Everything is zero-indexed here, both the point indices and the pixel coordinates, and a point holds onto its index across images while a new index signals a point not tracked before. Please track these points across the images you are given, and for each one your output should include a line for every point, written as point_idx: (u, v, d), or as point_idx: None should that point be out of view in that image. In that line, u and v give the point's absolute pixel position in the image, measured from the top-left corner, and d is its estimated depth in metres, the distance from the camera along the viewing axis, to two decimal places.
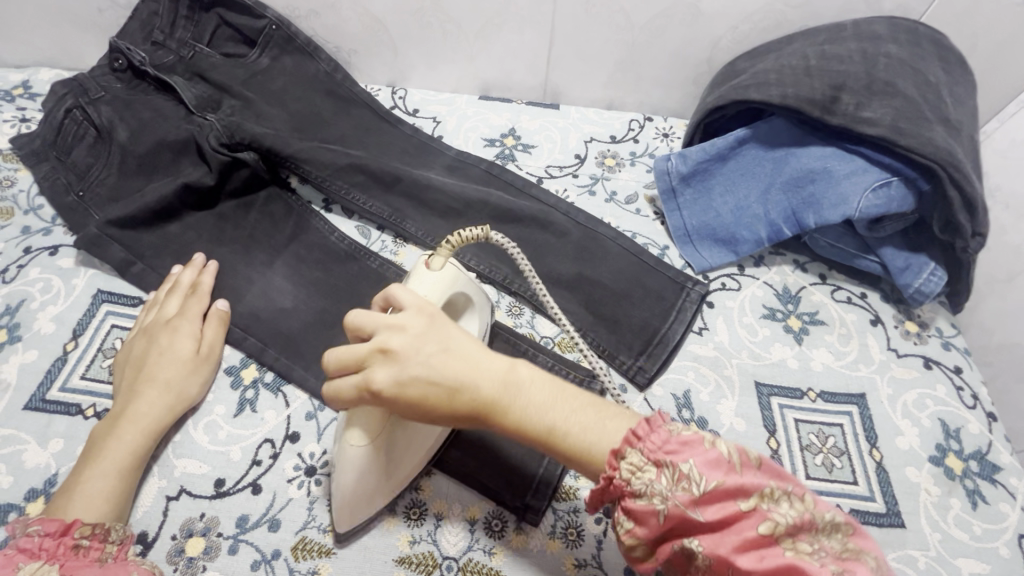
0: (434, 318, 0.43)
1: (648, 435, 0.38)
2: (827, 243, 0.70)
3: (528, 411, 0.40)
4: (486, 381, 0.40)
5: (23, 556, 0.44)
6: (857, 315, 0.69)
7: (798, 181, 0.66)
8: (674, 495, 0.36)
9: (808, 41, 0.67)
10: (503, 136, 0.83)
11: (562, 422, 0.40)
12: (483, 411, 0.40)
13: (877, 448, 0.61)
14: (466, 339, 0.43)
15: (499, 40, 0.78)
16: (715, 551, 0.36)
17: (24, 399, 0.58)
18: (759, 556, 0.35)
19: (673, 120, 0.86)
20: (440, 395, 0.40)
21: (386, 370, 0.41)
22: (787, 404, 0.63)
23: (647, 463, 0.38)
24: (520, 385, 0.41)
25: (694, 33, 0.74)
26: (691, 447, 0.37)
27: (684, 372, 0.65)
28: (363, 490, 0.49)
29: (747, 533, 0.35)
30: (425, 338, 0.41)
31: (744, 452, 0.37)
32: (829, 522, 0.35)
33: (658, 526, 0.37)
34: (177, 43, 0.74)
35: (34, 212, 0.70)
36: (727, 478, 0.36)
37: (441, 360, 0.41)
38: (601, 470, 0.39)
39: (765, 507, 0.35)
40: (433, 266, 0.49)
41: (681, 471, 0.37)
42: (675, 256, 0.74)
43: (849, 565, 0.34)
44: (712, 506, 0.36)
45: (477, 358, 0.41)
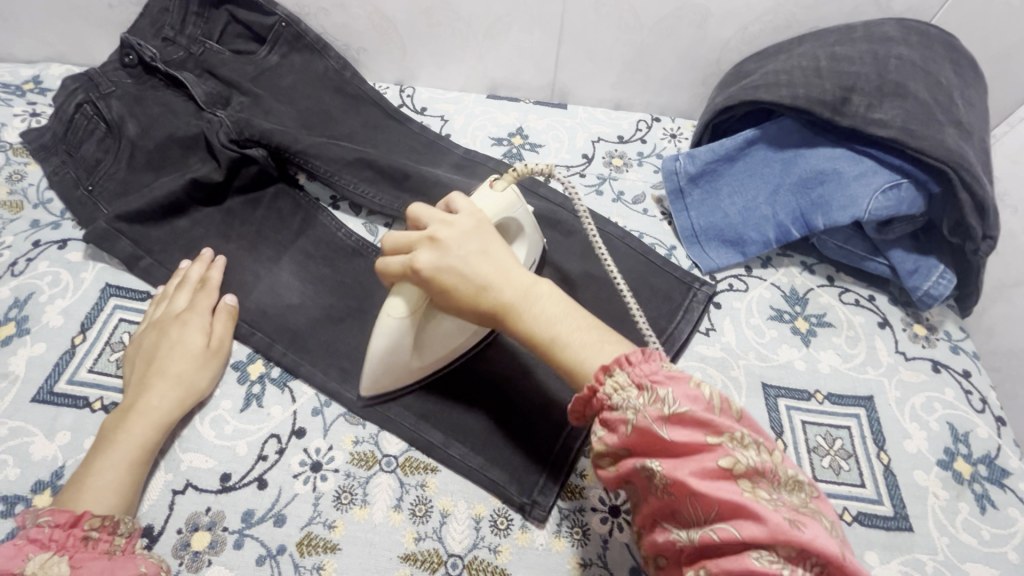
0: (482, 225, 0.50)
1: (640, 361, 0.40)
2: (836, 245, 0.69)
3: (536, 319, 0.45)
4: (509, 287, 0.47)
5: (34, 547, 0.45)
6: (864, 317, 0.69)
7: (807, 182, 0.66)
8: (647, 411, 0.38)
9: (817, 43, 0.67)
10: (510, 135, 0.83)
11: (564, 335, 0.44)
12: (499, 312, 0.47)
13: (885, 451, 0.60)
14: (504, 251, 0.49)
15: (509, 39, 0.78)
16: (673, 473, 0.37)
17: (32, 391, 0.58)
18: (715, 488, 0.36)
19: (681, 121, 0.86)
20: (466, 287, 0.47)
21: (430, 254, 0.48)
22: (794, 406, 0.63)
23: (630, 383, 0.40)
24: (536, 298, 0.46)
25: (703, 34, 0.74)
26: (677, 380, 0.39)
27: (690, 373, 0.64)
28: (391, 371, 0.56)
29: (707, 464, 0.36)
30: (469, 238, 0.48)
31: (727, 400, 0.38)
32: (793, 478, 0.37)
33: (625, 439, 0.39)
34: (188, 39, 0.74)
35: (44, 206, 0.71)
36: (701, 412, 0.37)
37: (478, 260, 0.48)
38: (587, 380, 0.43)
39: (731, 446, 0.36)
40: (495, 187, 0.54)
41: (658, 394, 0.38)
42: (682, 256, 0.73)
43: (803, 517, 0.35)
44: (679, 429, 0.37)
45: (509, 268, 0.48)
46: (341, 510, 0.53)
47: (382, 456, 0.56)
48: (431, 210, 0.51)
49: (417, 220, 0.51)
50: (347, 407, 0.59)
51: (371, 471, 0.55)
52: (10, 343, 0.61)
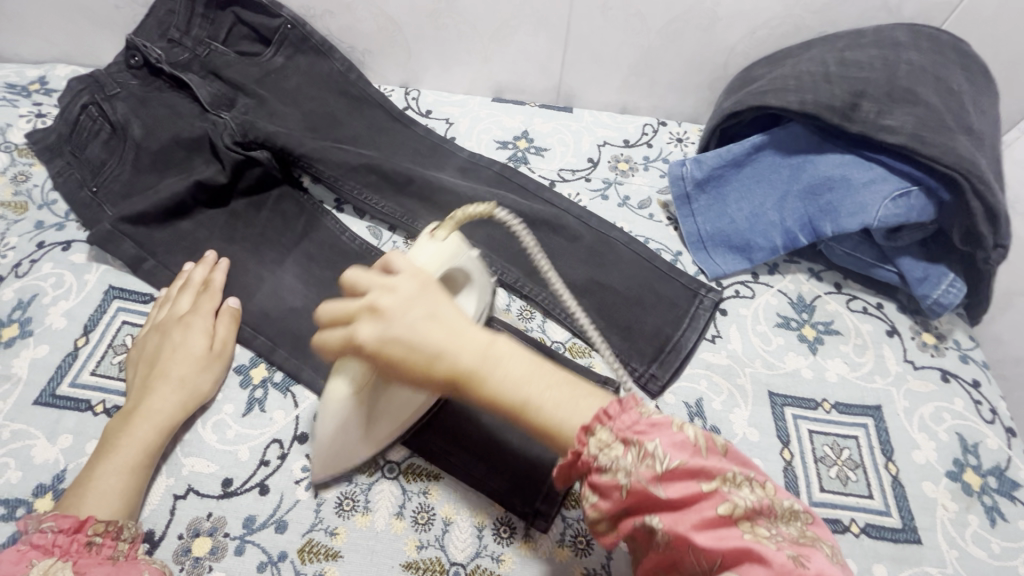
0: (427, 283, 0.43)
1: (618, 413, 0.37)
2: (844, 252, 0.69)
3: (504, 385, 0.38)
4: (468, 351, 0.39)
5: (37, 552, 0.44)
6: (872, 325, 0.68)
7: (815, 188, 0.65)
8: (638, 470, 0.35)
9: (826, 48, 0.66)
10: (516, 139, 0.82)
11: (539, 399, 0.38)
12: (461, 382, 0.39)
13: (892, 462, 0.60)
14: (455, 309, 0.42)
15: (514, 42, 0.77)
16: (675, 530, 0.35)
17: (34, 394, 0.58)
18: (719, 538, 0.34)
19: (687, 125, 0.86)
20: (418, 359, 0.40)
21: (372, 327, 0.40)
22: (801, 415, 0.62)
23: (614, 441, 0.36)
24: (498, 361, 0.39)
25: (711, 38, 0.74)
26: (660, 427, 0.36)
27: (696, 380, 0.64)
28: (343, 448, 0.51)
29: (708, 514, 0.34)
30: (415, 301, 0.41)
31: (711, 437, 0.37)
32: (787, 508, 0.36)
33: (619, 502, 0.36)
34: (193, 41, 0.74)
35: (49, 207, 0.71)
36: (691, 459, 0.35)
37: (428, 326, 0.40)
38: (568, 447, 0.37)
39: (725, 490, 0.35)
40: (436, 238, 0.49)
41: (647, 448, 0.35)
42: (688, 262, 0.73)
43: (804, 550, 0.34)
44: (675, 484, 0.35)
45: (464, 326, 0.41)
46: (343, 517, 0.53)
47: (385, 463, 0.56)
48: (366, 272, 0.43)
49: (352, 286, 0.43)
50: None
51: (373, 477, 0.55)
52: (13, 346, 0.61)
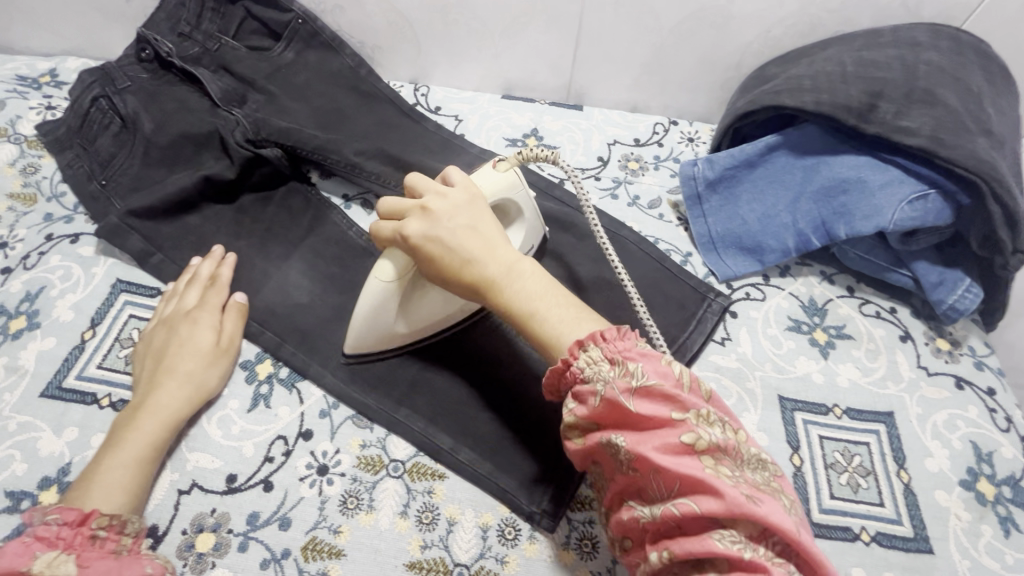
0: (475, 199, 0.51)
1: (615, 337, 0.42)
2: (858, 255, 0.68)
3: (515, 295, 0.46)
4: (494, 263, 0.47)
5: (41, 544, 0.44)
6: (885, 330, 0.67)
7: (829, 191, 0.64)
8: (616, 385, 0.40)
9: (844, 47, 0.65)
10: (525, 136, 0.82)
11: (544, 311, 0.45)
12: (482, 287, 0.47)
13: (904, 469, 0.59)
14: (494, 226, 0.49)
15: (525, 39, 0.77)
16: (637, 447, 0.39)
17: (40, 386, 0.58)
18: (677, 463, 0.37)
19: (699, 124, 0.84)
20: (452, 261, 0.48)
21: (420, 223, 0.49)
22: (812, 420, 0.61)
23: (603, 358, 0.41)
24: (519, 276, 0.46)
25: (724, 36, 0.73)
26: (648, 357, 0.41)
27: (705, 383, 0.63)
28: (375, 334, 0.58)
29: (670, 439, 0.38)
30: (461, 210, 0.49)
31: (696, 379, 0.41)
32: (753, 457, 0.39)
33: (593, 411, 0.41)
34: (204, 34, 0.74)
35: (57, 199, 0.71)
36: (669, 387, 0.39)
37: (464, 233, 0.48)
38: (559, 355, 0.44)
39: (693, 422, 0.38)
40: (498, 168, 0.55)
41: (629, 368, 0.40)
42: (698, 263, 0.72)
43: (762, 494, 0.37)
44: (645, 402, 0.39)
45: (496, 242, 0.48)
46: (347, 515, 0.52)
47: (389, 461, 0.55)
48: (428, 180, 0.52)
49: (413, 189, 0.52)
50: (354, 409, 0.58)
51: (378, 475, 0.55)
52: (20, 338, 0.61)
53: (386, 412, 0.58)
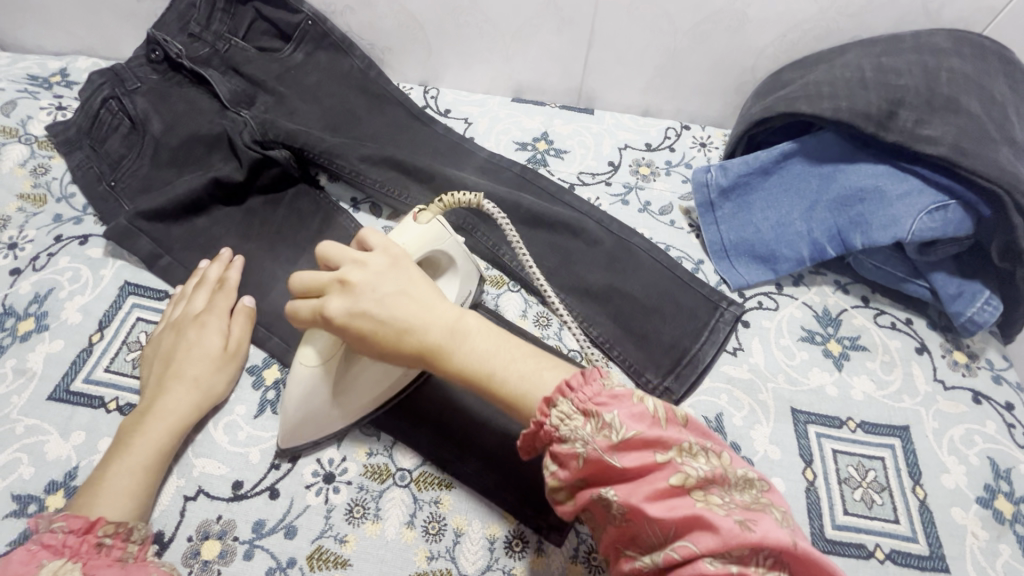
0: (398, 262, 0.46)
1: (581, 385, 0.39)
2: (874, 265, 0.66)
3: (467, 356, 0.43)
4: (436, 326, 0.44)
5: (48, 552, 0.43)
6: (901, 342, 0.66)
7: (846, 200, 0.63)
8: (596, 442, 0.37)
9: (862, 52, 0.64)
10: (535, 140, 0.81)
11: (501, 368, 0.42)
12: (427, 354, 0.43)
13: (920, 485, 0.57)
14: (426, 287, 0.46)
15: (537, 42, 0.76)
16: (629, 501, 0.36)
17: (48, 389, 0.58)
18: (670, 507, 0.35)
19: (711, 129, 0.83)
20: (387, 334, 0.44)
21: (341, 301, 0.45)
22: (825, 433, 0.60)
23: (575, 412, 0.38)
24: (466, 335, 0.43)
25: (740, 40, 0.71)
26: (620, 400, 0.38)
27: (716, 395, 0.62)
28: (308, 417, 0.52)
29: (660, 485, 0.36)
30: (386, 277, 0.45)
31: (671, 409, 0.38)
32: (741, 477, 0.37)
33: (579, 470, 0.38)
34: (214, 35, 0.73)
35: (67, 200, 0.71)
36: (648, 430, 0.37)
37: (394, 303, 0.44)
38: (532, 417, 0.40)
39: (678, 461, 0.36)
40: (419, 221, 0.52)
41: (605, 420, 0.37)
42: (709, 271, 0.71)
43: (755, 515, 0.35)
44: (629, 454, 0.37)
45: (433, 302, 0.45)
46: (353, 524, 0.52)
47: (396, 469, 0.55)
48: (342, 248, 0.47)
49: (326, 260, 0.47)
50: (361, 417, 0.57)
51: (384, 484, 0.54)
52: (29, 340, 0.61)
53: (393, 421, 0.57)
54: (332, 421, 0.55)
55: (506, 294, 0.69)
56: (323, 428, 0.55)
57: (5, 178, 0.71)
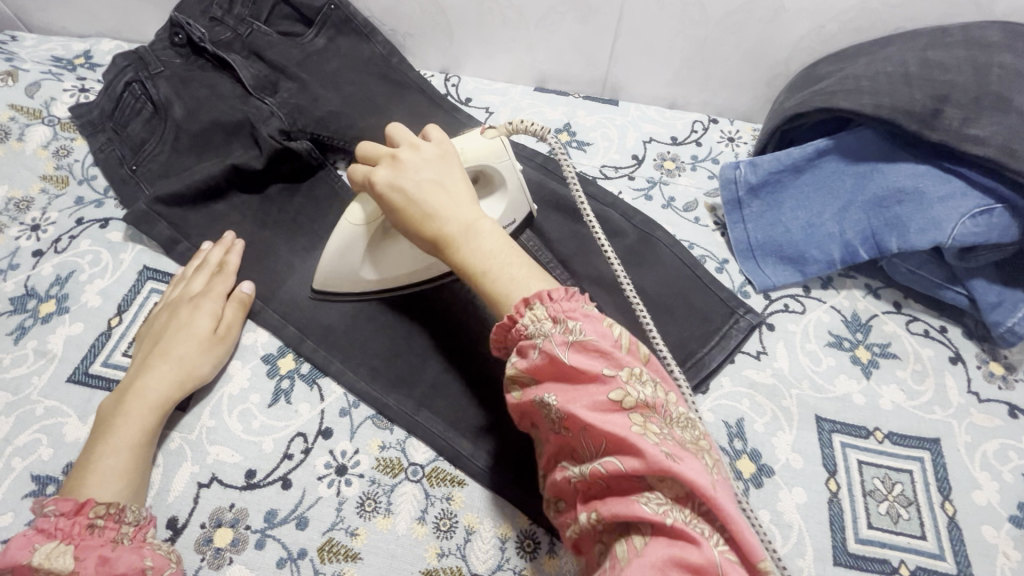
0: (446, 156, 0.50)
1: (561, 298, 0.41)
2: (908, 270, 0.64)
3: (471, 252, 0.45)
4: (453, 220, 0.46)
5: (42, 536, 0.45)
6: (934, 350, 0.63)
7: (882, 201, 0.60)
8: (553, 337, 0.40)
9: (906, 46, 0.61)
10: (557, 131, 0.79)
11: (496, 270, 0.44)
12: (440, 242, 0.46)
13: (950, 501, 0.55)
14: (461, 183, 0.48)
15: (561, 30, 0.74)
16: (566, 406, 0.39)
17: (68, 371, 0.58)
18: (605, 420, 0.38)
19: (740, 123, 0.81)
20: (415, 213, 0.47)
21: (389, 172, 0.49)
22: (851, 443, 0.58)
23: (546, 315, 0.41)
24: (476, 235, 0.46)
25: (775, 30, 0.68)
26: (590, 316, 0.41)
27: (738, 400, 0.60)
28: (338, 276, 0.59)
29: (599, 397, 0.39)
30: (431, 165, 0.49)
31: (635, 343, 0.41)
32: (682, 419, 0.39)
33: (532, 366, 0.41)
34: (236, 19, 0.72)
35: (89, 182, 0.71)
36: (606, 345, 0.40)
37: (430, 188, 0.47)
38: (507, 311, 0.43)
39: (623, 380, 0.39)
40: (486, 135, 0.54)
41: (568, 324, 0.40)
42: (734, 271, 0.69)
43: (685, 452, 0.37)
44: (581, 356, 0.39)
45: (461, 199, 0.47)
46: (365, 518, 0.52)
47: (408, 464, 0.54)
48: (406, 132, 0.51)
49: (391, 138, 0.52)
50: (375, 410, 0.57)
51: (396, 479, 0.54)
52: (50, 321, 0.61)
53: (406, 414, 0.56)
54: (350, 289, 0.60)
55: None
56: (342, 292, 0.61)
57: (28, 159, 0.72)
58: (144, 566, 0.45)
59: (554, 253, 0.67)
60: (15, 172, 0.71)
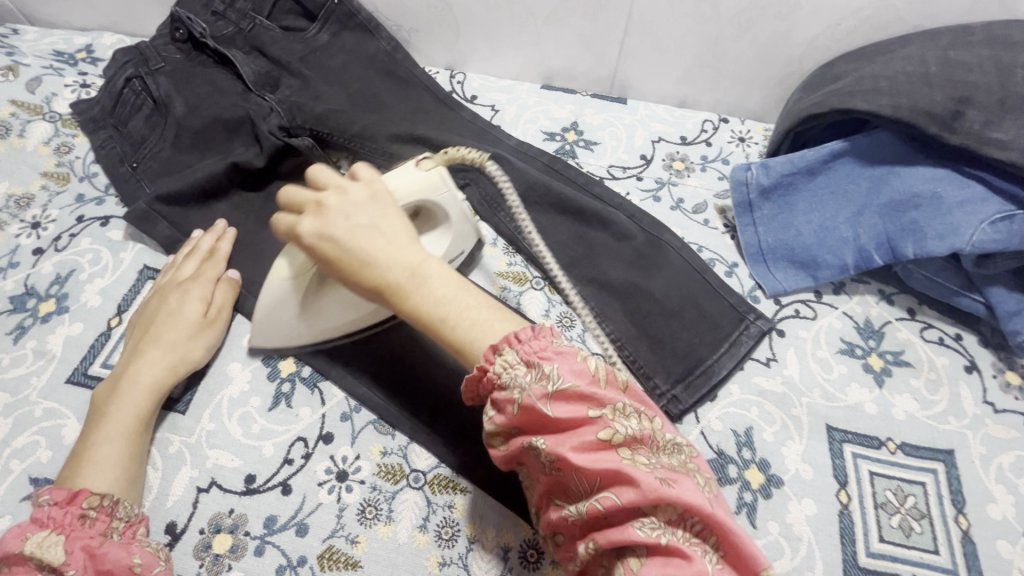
0: (376, 195, 0.47)
1: (530, 338, 0.39)
2: (924, 276, 0.62)
3: (425, 297, 0.42)
4: (398, 266, 0.43)
5: (35, 526, 0.44)
6: (949, 359, 0.62)
7: (898, 205, 0.59)
8: (531, 389, 0.38)
9: (926, 44, 0.59)
10: (564, 130, 0.77)
11: (453, 316, 0.42)
12: (386, 292, 0.44)
13: (964, 515, 0.54)
14: (398, 223, 0.46)
15: (570, 26, 0.72)
16: (557, 450, 0.38)
17: (67, 372, 0.58)
18: (595, 459, 0.37)
19: (751, 123, 0.79)
20: (352, 263, 0.44)
21: (315, 222, 0.46)
22: (862, 454, 0.56)
23: (518, 361, 0.39)
24: (423, 279, 0.43)
25: (789, 27, 0.66)
26: (564, 356, 0.39)
27: (747, 407, 0.59)
28: (280, 326, 0.56)
29: (587, 438, 0.37)
30: (360, 209, 0.46)
31: (612, 371, 0.39)
32: (670, 442, 0.39)
33: (513, 418, 0.39)
34: (237, 14, 0.70)
35: (89, 180, 0.70)
36: (585, 386, 0.38)
37: (362, 235, 0.45)
38: (477, 362, 0.41)
39: (608, 417, 0.38)
40: (420, 167, 0.54)
41: (544, 370, 0.38)
42: (744, 275, 0.67)
43: (677, 475, 0.37)
44: (563, 405, 0.37)
45: (401, 242, 0.45)
46: (365, 525, 0.51)
47: (410, 471, 0.54)
48: (330, 173, 0.49)
49: (313, 182, 0.49)
50: (377, 414, 0.56)
51: (398, 485, 0.53)
52: (49, 321, 0.60)
53: (407, 419, 0.56)
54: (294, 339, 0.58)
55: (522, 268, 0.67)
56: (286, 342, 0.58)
57: (28, 156, 0.71)
58: (131, 564, 0.44)
59: (558, 253, 0.67)
60: (16, 169, 0.70)
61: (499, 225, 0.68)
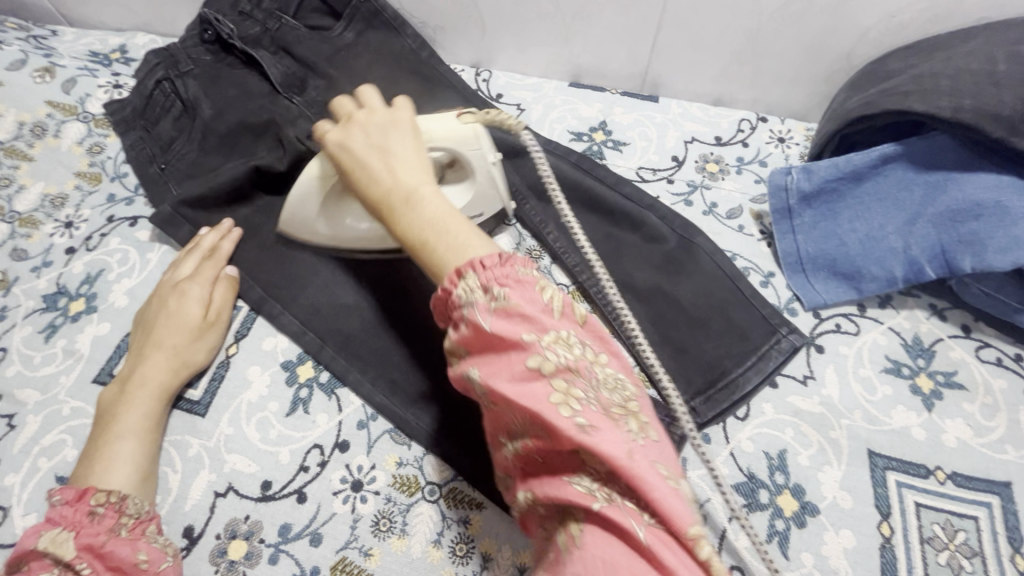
0: (399, 121, 0.47)
1: (496, 265, 0.36)
2: (982, 291, 0.57)
3: (411, 220, 0.41)
4: (396, 185, 0.43)
5: (48, 524, 0.45)
6: (1008, 382, 0.57)
7: (956, 214, 0.54)
8: (477, 305, 0.35)
9: (993, 38, 0.54)
10: (592, 130, 0.74)
11: (436, 241, 0.39)
12: (380, 209, 0.43)
13: (1020, 554, 0.50)
14: (412, 148, 0.45)
15: (600, 22, 0.69)
16: (488, 377, 0.35)
17: (94, 372, 0.59)
18: (525, 390, 0.34)
19: (791, 122, 0.74)
20: (360, 178, 0.45)
21: (340, 133, 0.47)
22: (908, 483, 0.52)
23: (478, 285, 0.36)
24: (416, 198, 0.41)
25: (837, 22, 0.62)
26: (520, 282, 0.36)
27: (781, 428, 0.55)
28: (297, 223, 0.59)
29: (519, 365, 0.34)
30: (383, 130, 0.46)
31: (569, 304, 0.37)
32: (608, 376, 0.36)
33: (458, 337, 0.37)
34: (265, 13, 0.70)
35: (120, 180, 0.71)
36: (528, 310, 0.35)
37: (373, 153, 0.45)
38: (443, 282, 0.38)
39: (543, 345, 0.34)
40: (460, 119, 0.53)
41: (493, 291, 0.35)
42: (780, 285, 0.63)
43: (608, 419, 0.33)
44: (503, 322, 0.35)
45: (409, 164, 0.44)
46: (379, 538, 0.50)
47: (425, 483, 0.52)
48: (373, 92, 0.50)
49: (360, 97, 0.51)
50: (393, 423, 0.55)
51: (412, 498, 0.52)
52: (79, 321, 0.62)
53: (422, 429, 0.54)
54: (309, 237, 0.61)
55: (547, 271, 0.64)
56: (301, 236, 0.61)
57: (63, 156, 0.73)
58: (137, 561, 0.45)
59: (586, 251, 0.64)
60: (52, 169, 0.72)
61: (525, 223, 0.66)
